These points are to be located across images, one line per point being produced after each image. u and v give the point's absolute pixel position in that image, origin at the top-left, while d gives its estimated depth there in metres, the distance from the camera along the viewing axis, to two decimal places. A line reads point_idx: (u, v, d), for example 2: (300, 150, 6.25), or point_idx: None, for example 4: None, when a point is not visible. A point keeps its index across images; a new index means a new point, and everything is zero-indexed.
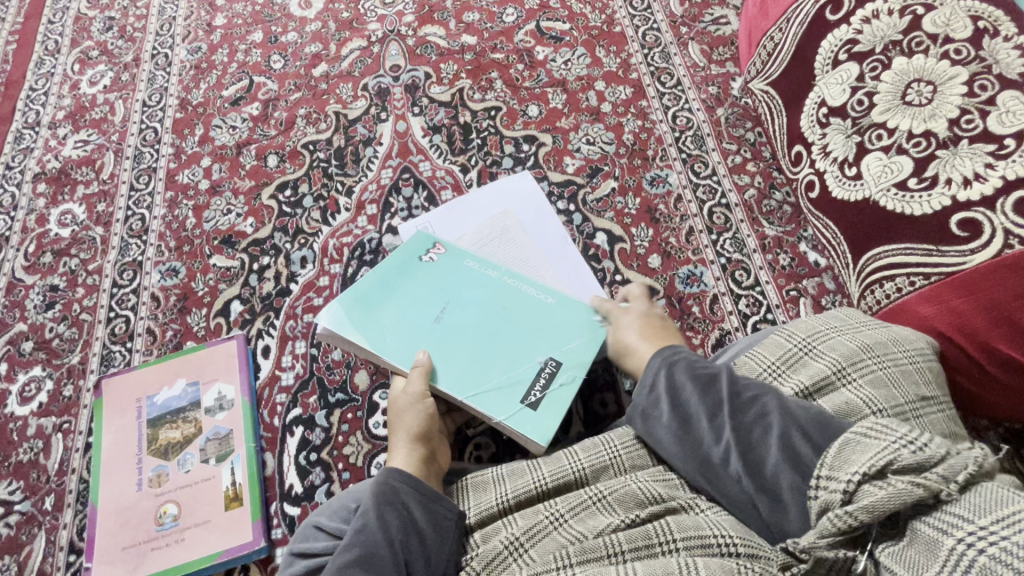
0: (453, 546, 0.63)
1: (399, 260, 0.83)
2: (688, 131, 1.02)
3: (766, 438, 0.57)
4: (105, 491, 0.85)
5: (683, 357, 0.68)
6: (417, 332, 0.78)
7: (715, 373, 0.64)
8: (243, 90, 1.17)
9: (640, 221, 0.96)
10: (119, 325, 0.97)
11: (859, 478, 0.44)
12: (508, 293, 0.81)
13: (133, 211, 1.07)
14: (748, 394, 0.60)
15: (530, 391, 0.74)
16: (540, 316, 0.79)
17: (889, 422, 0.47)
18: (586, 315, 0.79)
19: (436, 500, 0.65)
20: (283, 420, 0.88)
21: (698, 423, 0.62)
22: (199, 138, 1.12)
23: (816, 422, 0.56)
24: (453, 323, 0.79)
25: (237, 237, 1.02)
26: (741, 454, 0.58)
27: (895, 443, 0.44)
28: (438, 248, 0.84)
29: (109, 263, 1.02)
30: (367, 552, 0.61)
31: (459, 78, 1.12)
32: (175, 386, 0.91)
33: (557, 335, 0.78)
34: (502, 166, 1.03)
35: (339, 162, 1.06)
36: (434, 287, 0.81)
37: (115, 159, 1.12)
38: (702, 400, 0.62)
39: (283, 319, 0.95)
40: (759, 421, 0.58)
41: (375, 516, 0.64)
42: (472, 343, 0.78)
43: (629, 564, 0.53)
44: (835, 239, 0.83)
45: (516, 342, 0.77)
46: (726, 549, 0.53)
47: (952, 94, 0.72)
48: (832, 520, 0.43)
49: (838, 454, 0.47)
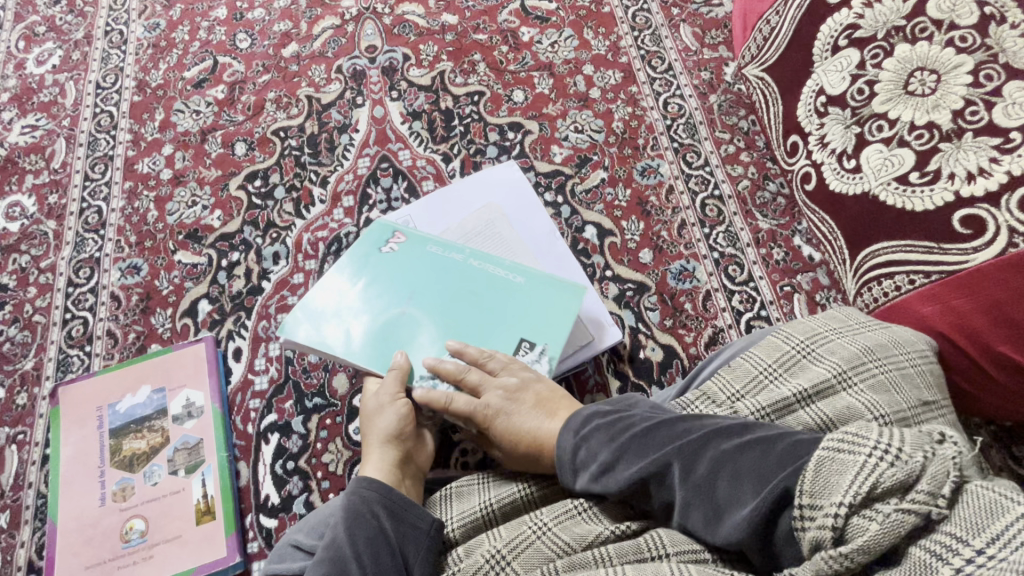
0: (428, 560, 0.59)
1: (359, 252, 0.77)
2: (680, 118, 0.98)
3: (723, 484, 0.49)
4: (64, 507, 0.80)
5: (600, 425, 0.61)
6: (383, 327, 0.73)
7: (638, 432, 0.57)
8: (206, 72, 1.08)
9: (631, 214, 0.92)
10: (76, 327, 0.90)
11: (847, 510, 0.40)
12: (475, 277, 0.76)
13: (89, 202, 0.99)
14: (684, 444, 0.53)
15: None
16: (509, 298, 0.74)
17: (860, 429, 0.43)
18: (554, 293, 0.74)
19: (407, 509, 0.62)
20: (257, 427, 0.83)
21: (641, 490, 0.54)
22: (160, 123, 1.04)
23: (769, 453, 0.48)
24: (419, 314, 0.74)
25: (204, 231, 0.95)
26: (698, 510, 0.50)
27: (874, 460, 0.41)
28: (399, 235, 0.78)
29: (63, 259, 0.95)
30: (336, 568, 0.56)
31: (440, 60, 1.06)
32: (139, 393, 0.85)
33: (526, 320, 0.73)
34: (486, 155, 0.98)
35: (313, 150, 1.00)
36: (396, 278, 0.76)
37: (67, 146, 1.04)
38: (634, 466, 0.55)
39: (255, 319, 0.89)
40: (707, 468, 0.50)
41: (343, 530, 0.59)
42: (441, 334, 0.73)
43: (619, 569, 0.50)
44: (832, 234, 0.79)
45: (484, 329, 0.73)
46: (720, 557, 0.51)
47: (957, 83, 0.70)
48: (828, 563, 0.40)
49: (816, 478, 0.42)
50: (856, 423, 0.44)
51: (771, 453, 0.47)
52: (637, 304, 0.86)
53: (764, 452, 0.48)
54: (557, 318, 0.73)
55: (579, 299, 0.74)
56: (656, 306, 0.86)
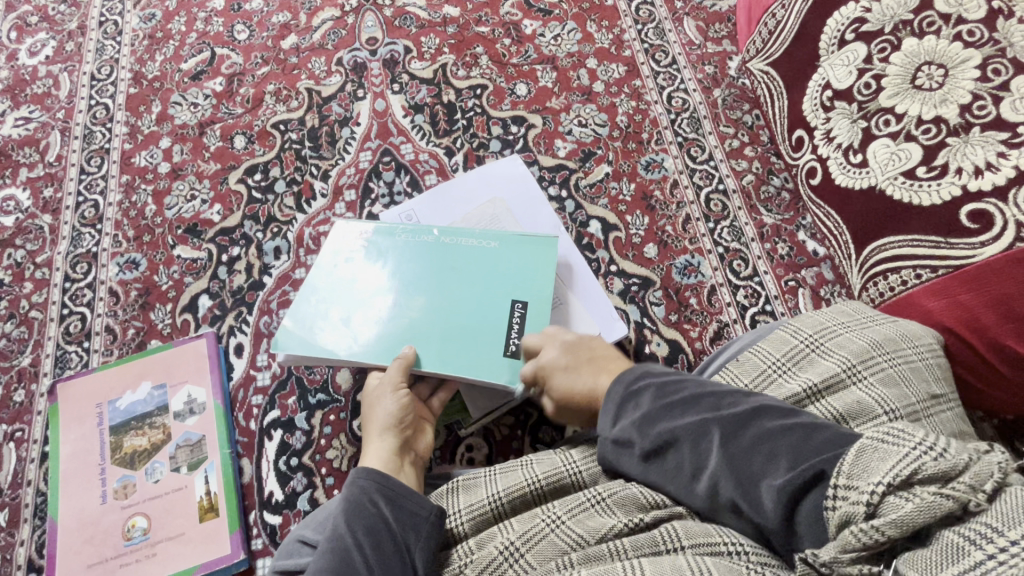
0: (429, 545, 0.59)
1: (330, 253, 0.75)
2: (684, 113, 0.98)
3: (759, 459, 0.50)
4: (65, 505, 0.79)
5: (647, 383, 0.62)
6: (373, 319, 0.72)
7: (685, 396, 0.58)
8: (204, 63, 1.07)
9: (636, 209, 0.91)
10: (74, 323, 0.89)
11: (884, 489, 0.40)
12: (454, 253, 0.76)
13: (86, 196, 0.98)
14: (728, 415, 0.54)
15: (508, 342, 0.71)
16: (490, 264, 0.75)
17: (907, 425, 0.44)
18: (530, 248, 0.76)
19: (405, 497, 0.61)
20: (260, 423, 0.82)
21: (674, 452, 0.56)
22: (157, 116, 1.03)
23: (812, 437, 0.48)
24: (407, 294, 0.73)
25: (203, 225, 0.94)
26: (728, 483, 0.51)
27: (917, 449, 0.41)
28: (365, 231, 0.77)
29: (60, 254, 0.93)
30: (338, 559, 0.56)
31: (442, 53, 1.05)
32: (139, 389, 0.84)
33: (512, 281, 0.74)
34: (489, 149, 0.97)
35: (313, 144, 0.99)
36: (374, 270, 0.75)
37: (62, 138, 1.02)
38: (674, 428, 0.56)
39: (256, 314, 0.88)
40: (747, 441, 0.51)
41: (342, 520, 0.59)
42: (440, 314, 0.72)
43: (635, 561, 0.50)
44: (838, 229, 0.79)
45: (479, 300, 0.73)
46: (734, 550, 0.51)
47: (965, 78, 0.71)
48: (856, 537, 0.40)
49: (856, 460, 0.43)
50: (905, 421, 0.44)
51: (813, 437, 0.48)
52: (643, 299, 0.86)
53: (807, 434, 0.49)
54: (540, 268, 0.75)
55: (553, 248, 0.76)
56: (661, 301, 0.86)
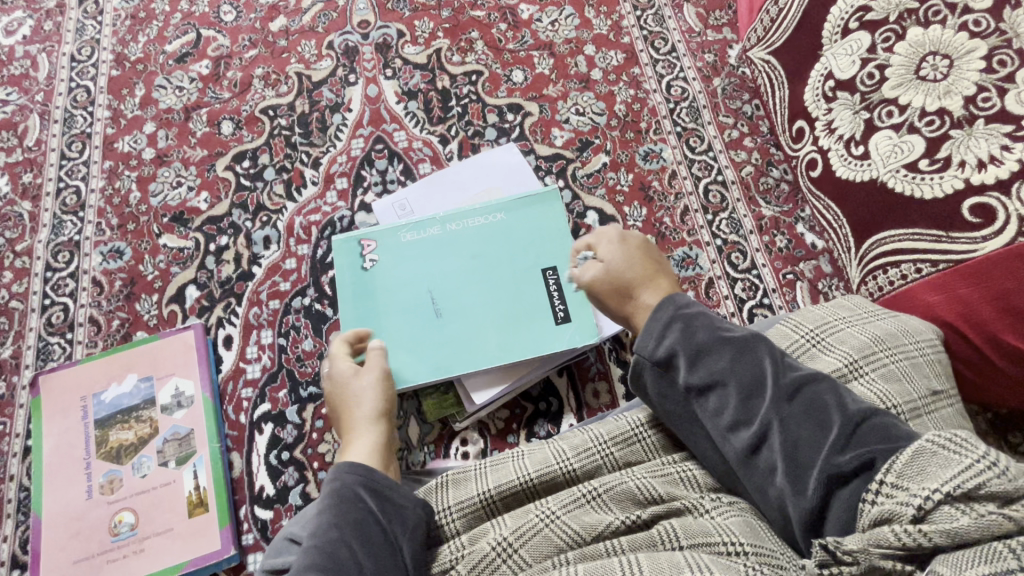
0: (416, 536, 0.58)
1: (348, 282, 0.82)
2: (683, 102, 0.96)
3: (810, 426, 0.50)
4: (49, 500, 0.77)
5: (704, 316, 0.59)
6: (424, 328, 0.79)
7: (749, 341, 0.56)
8: (189, 45, 1.03)
9: (633, 200, 0.90)
10: (56, 314, 0.86)
11: (940, 497, 0.40)
12: (468, 238, 0.83)
13: (66, 182, 0.94)
14: (790, 376, 0.53)
15: (553, 309, 0.79)
16: (502, 239, 0.83)
17: (971, 436, 0.42)
18: (530, 210, 0.84)
19: (390, 488, 0.62)
20: (250, 417, 0.81)
21: (720, 396, 0.55)
22: (140, 100, 0.99)
23: (867, 421, 0.48)
24: (448, 293, 0.81)
25: (190, 214, 0.91)
26: (773, 443, 0.51)
27: (981, 462, 0.40)
28: (368, 244, 0.83)
29: (40, 242, 0.91)
30: (325, 552, 0.54)
31: (436, 37, 1.02)
32: (125, 382, 0.82)
33: (528, 247, 0.82)
34: (485, 138, 0.95)
35: (304, 130, 0.96)
36: (404, 280, 0.82)
37: (41, 122, 0.98)
38: (728, 370, 0.55)
39: (245, 306, 0.86)
40: (801, 407, 0.51)
41: (331, 513, 0.58)
42: (489, 308, 0.80)
43: (632, 557, 0.50)
44: (838, 222, 0.79)
45: (514, 278, 0.81)
46: (732, 549, 0.51)
47: (970, 69, 0.70)
48: (896, 535, 0.40)
49: (911, 462, 0.43)
50: (968, 431, 0.43)
51: (869, 422, 0.48)
52: None
53: (864, 417, 0.49)
54: (550, 221, 0.83)
55: (549, 202, 0.84)
56: None
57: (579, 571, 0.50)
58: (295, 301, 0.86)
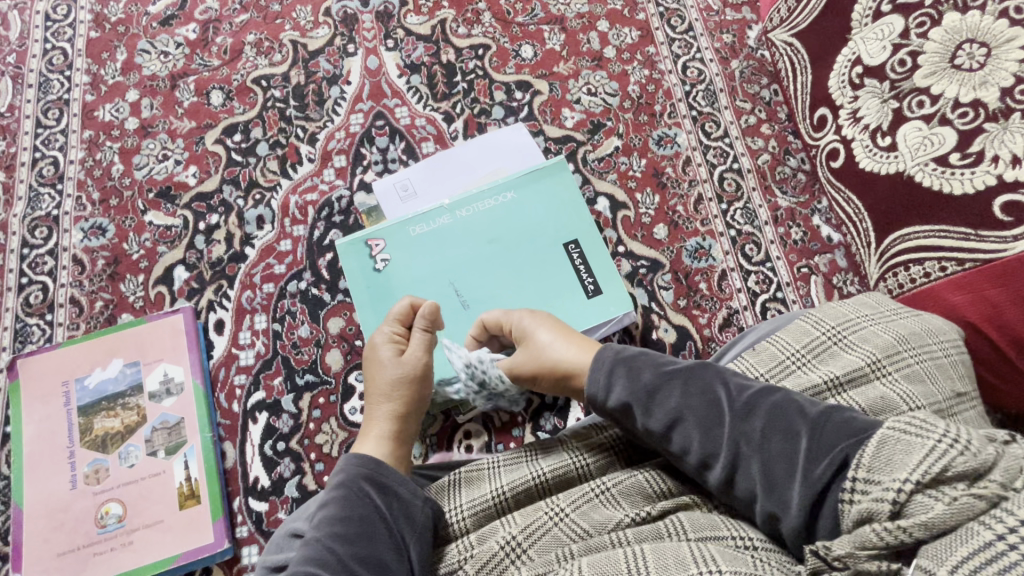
0: (425, 538, 0.55)
1: (362, 286, 0.78)
2: (699, 84, 0.91)
3: (779, 439, 0.47)
4: (30, 491, 0.73)
5: (642, 355, 0.57)
6: (451, 321, 0.76)
7: (690, 371, 0.54)
8: (175, 7, 0.96)
9: (646, 185, 0.86)
10: (35, 294, 0.81)
11: (912, 487, 0.38)
12: (481, 222, 0.80)
13: (43, 152, 0.88)
14: (744, 394, 0.51)
15: (583, 283, 0.77)
16: (515, 216, 0.80)
17: (928, 416, 0.41)
18: (541, 184, 0.82)
19: (398, 483, 0.57)
20: (244, 405, 0.77)
21: (682, 432, 0.52)
22: (122, 65, 0.93)
23: (831, 417, 0.46)
24: (472, 280, 0.78)
25: (177, 189, 0.86)
26: (749, 465, 0.48)
27: (943, 443, 0.39)
28: (377, 244, 0.79)
29: (16, 217, 0.85)
30: (321, 555, 0.51)
31: (440, 7, 0.96)
32: (109, 367, 0.78)
33: (547, 220, 0.80)
34: (491, 116, 0.90)
35: (299, 103, 0.90)
36: (419, 276, 0.78)
37: (13, 87, 0.91)
38: (682, 404, 0.53)
39: (238, 289, 0.82)
40: (762, 421, 0.49)
41: (335, 507, 0.55)
42: (515, 293, 0.77)
43: (637, 548, 0.48)
44: (858, 215, 0.78)
45: (534, 257, 0.79)
46: (743, 543, 0.49)
47: (1009, 59, 0.72)
48: (878, 534, 0.38)
49: (877, 453, 0.41)
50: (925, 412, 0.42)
51: (830, 417, 0.46)
52: (650, 283, 0.81)
53: (825, 416, 0.47)
54: (562, 191, 0.82)
55: (560, 171, 0.83)
56: (670, 285, 0.81)
57: (582, 567, 0.47)
58: (290, 285, 0.82)
